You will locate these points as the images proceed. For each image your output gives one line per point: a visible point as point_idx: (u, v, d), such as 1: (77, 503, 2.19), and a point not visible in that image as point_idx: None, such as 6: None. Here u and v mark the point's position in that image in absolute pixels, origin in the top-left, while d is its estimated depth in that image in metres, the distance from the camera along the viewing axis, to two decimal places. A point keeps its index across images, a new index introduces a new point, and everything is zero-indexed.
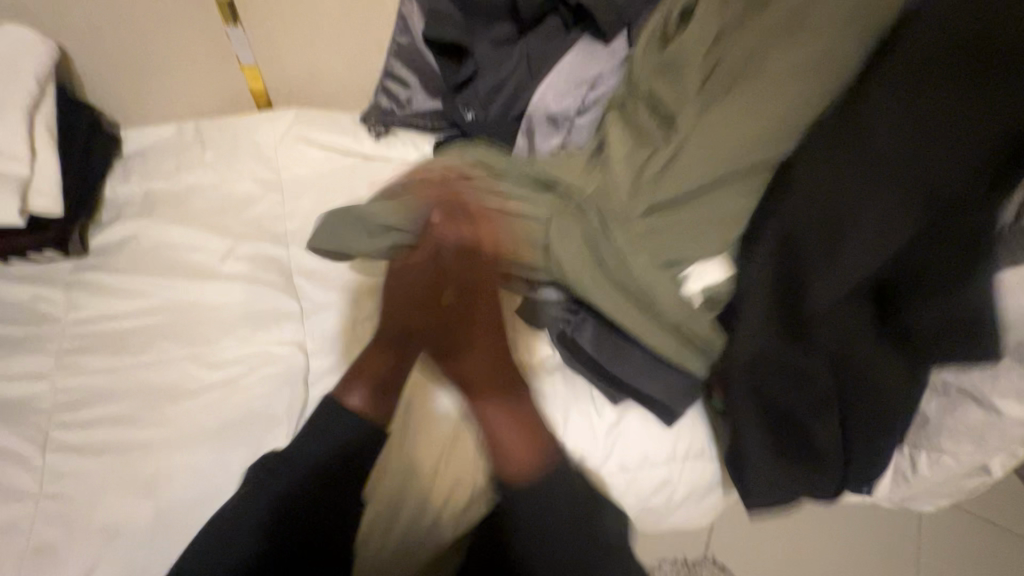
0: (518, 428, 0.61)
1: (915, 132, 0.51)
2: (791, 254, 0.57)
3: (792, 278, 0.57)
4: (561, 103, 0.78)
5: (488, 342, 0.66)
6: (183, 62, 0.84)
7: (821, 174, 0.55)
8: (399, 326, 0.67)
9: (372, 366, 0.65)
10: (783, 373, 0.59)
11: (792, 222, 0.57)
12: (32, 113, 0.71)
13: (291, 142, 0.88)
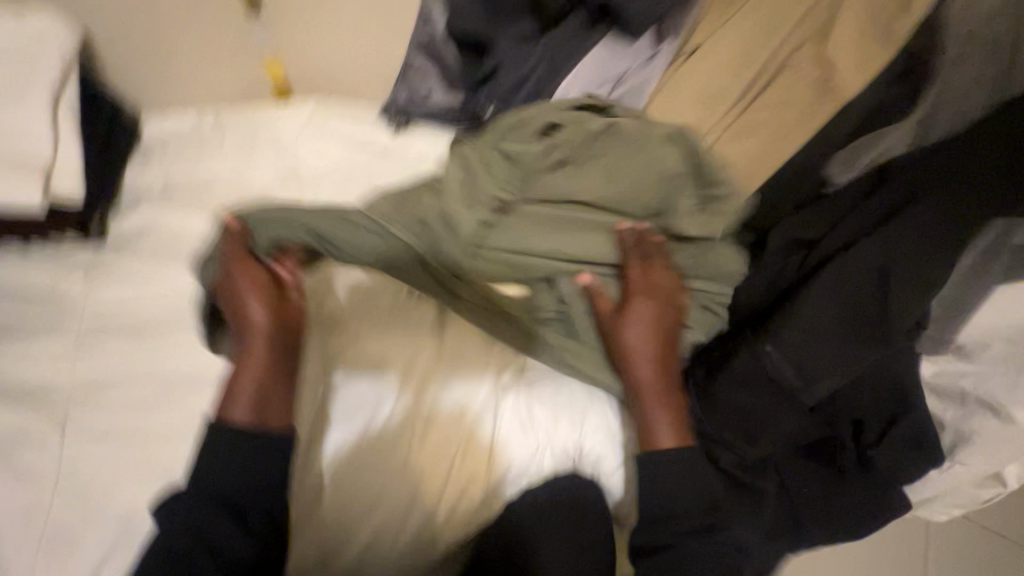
0: (670, 408, 0.59)
1: (856, 322, 0.57)
2: (739, 406, 0.61)
3: (755, 434, 0.62)
4: (583, 102, 0.71)
5: (644, 314, 0.61)
6: (204, 50, 0.84)
7: (772, 347, 0.59)
8: (257, 351, 0.56)
9: (249, 381, 0.54)
10: (753, 491, 0.64)
11: (737, 374, 0.61)
12: (55, 98, 0.71)
13: (311, 133, 0.88)
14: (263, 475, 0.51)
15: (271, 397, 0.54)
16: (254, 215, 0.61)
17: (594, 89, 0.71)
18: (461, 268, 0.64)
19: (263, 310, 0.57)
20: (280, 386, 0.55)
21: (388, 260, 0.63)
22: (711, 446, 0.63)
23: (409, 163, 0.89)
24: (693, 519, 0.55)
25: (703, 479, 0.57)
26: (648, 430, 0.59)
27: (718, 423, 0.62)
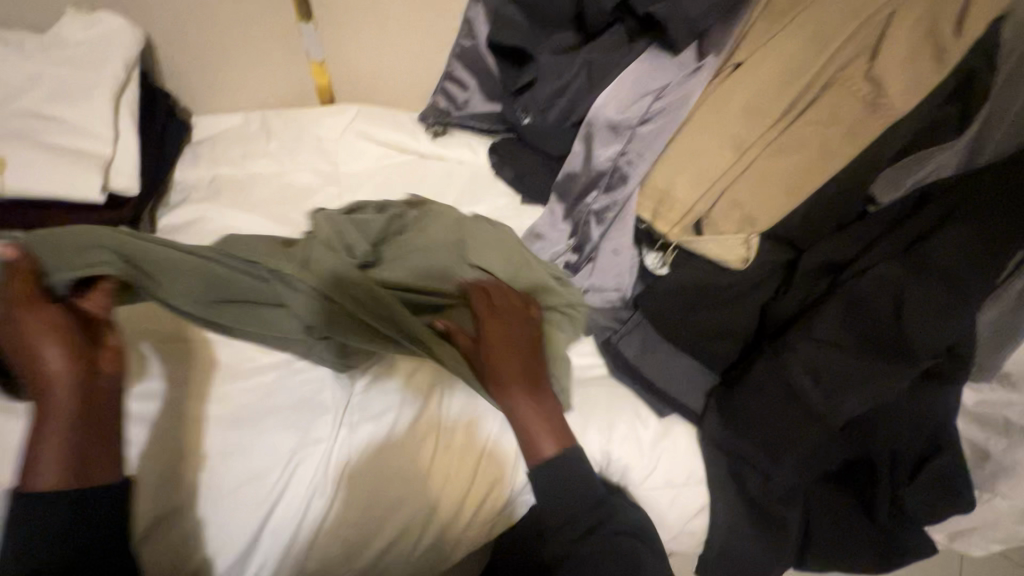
0: (539, 413, 0.61)
1: (871, 343, 0.55)
2: (763, 434, 0.59)
3: (775, 467, 0.59)
4: (621, 113, 0.69)
5: (498, 337, 0.62)
6: (255, 56, 0.88)
7: (793, 371, 0.57)
8: (67, 405, 0.49)
9: (49, 449, 0.47)
10: (774, 517, 0.62)
11: (763, 403, 0.59)
12: (118, 97, 0.75)
13: (352, 137, 0.91)
14: (71, 538, 0.46)
15: (85, 449, 0.48)
16: (41, 248, 0.56)
17: (633, 99, 0.68)
18: (291, 276, 0.63)
19: (62, 355, 0.49)
20: (100, 448, 0.49)
21: (204, 288, 0.63)
22: (736, 470, 0.61)
23: (446, 169, 0.91)
24: (576, 525, 0.58)
25: (585, 476, 0.59)
26: (531, 445, 0.60)
27: (751, 449, 0.59)
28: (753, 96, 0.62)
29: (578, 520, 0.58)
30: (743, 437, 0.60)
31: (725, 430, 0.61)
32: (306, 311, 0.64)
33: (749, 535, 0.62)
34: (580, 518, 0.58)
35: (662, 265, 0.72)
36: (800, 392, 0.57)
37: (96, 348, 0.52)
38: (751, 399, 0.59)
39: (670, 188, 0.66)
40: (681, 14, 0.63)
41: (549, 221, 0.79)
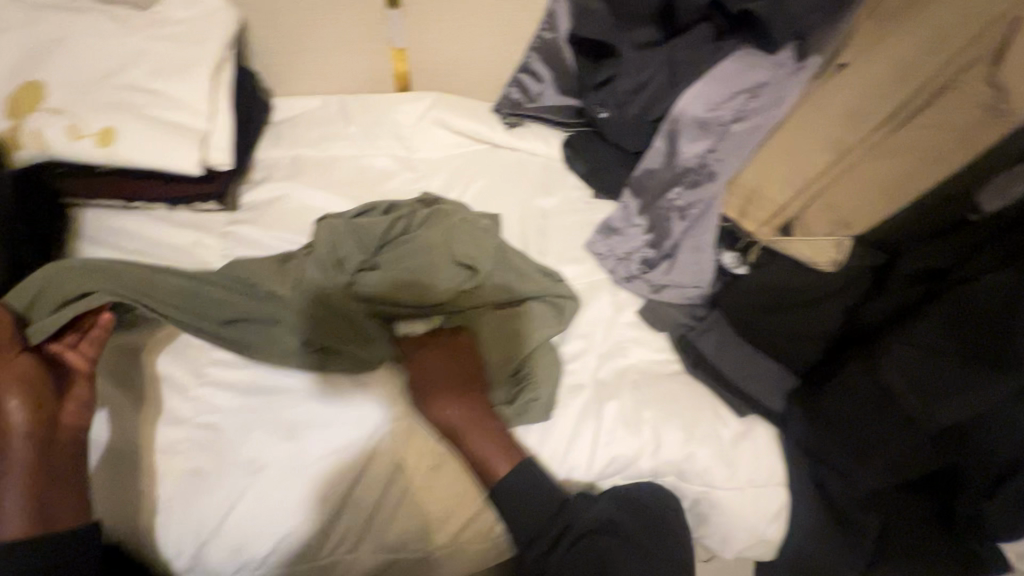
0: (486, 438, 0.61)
1: (968, 354, 0.51)
2: (838, 425, 0.60)
3: (849, 462, 0.59)
4: (712, 110, 0.69)
5: (432, 359, 0.65)
6: (340, 41, 0.90)
7: (880, 371, 0.56)
8: (17, 454, 0.55)
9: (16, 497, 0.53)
10: (849, 517, 0.62)
11: (850, 410, 0.59)
12: (217, 75, 0.77)
13: (428, 124, 0.92)
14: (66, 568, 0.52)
15: (56, 495, 0.54)
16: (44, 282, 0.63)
17: (725, 98, 0.68)
18: (269, 291, 0.68)
19: (21, 407, 0.56)
20: (52, 488, 0.55)
21: (194, 305, 0.67)
22: (815, 474, 0.63)
23: (519, 159, 0.92)
24: (553, 527, 0.59)
25: (540, 481, 0.60)
26: (487, 468, 0.60)
27: (836, 452, 0.60)
28: (858, 96, 0.60)
29: (554, 523, 0.59)
30: (816, 429, 0.61)
31: (801, 424, 0.63)
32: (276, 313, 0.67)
33: (821, 534, 0.63)
34: (555, 520, 0.59)
35: (741, 265, 0.72)
36: (884, 391, 0.56)
37: (59, 398, 0.59)
38: (830, 395, 0.60)
39: (761, 185, 0.67)
40: (786, 13, 0.63)
41: (623, 216, 0.80)
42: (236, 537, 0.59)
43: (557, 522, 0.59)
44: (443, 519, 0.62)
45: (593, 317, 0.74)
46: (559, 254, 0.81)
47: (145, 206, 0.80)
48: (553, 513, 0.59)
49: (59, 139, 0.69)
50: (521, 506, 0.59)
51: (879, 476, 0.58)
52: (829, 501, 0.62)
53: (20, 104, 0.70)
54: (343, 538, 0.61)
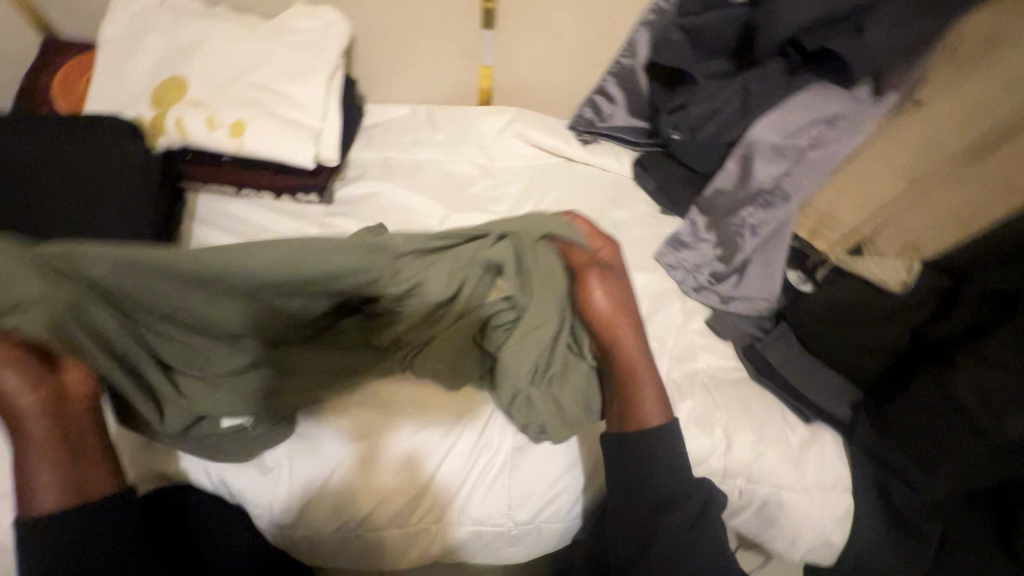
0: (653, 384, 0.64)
1: None
2: (903, 436, 0.63)
3: (914, 470, 0.63)
4: (787, 137, 0.75)
5: (601, 288, 0.65)
6: (435, 55, 0.97)
7: (946, 382, 0.60)
8: (35, 434, 0.52)
9: (45, 479, 0.51)
10: (911, 527, 0.64)
11: (918, 420, 0.62)
12: (330, 79, 0.85)
13: (509, 136, 0.99)
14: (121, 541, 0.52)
15: (83, 474, 0.53)
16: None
17: (801, 126, 0.74)
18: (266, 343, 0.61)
19: (20, 382, 0.51)
20: (80, 468, 0.53)
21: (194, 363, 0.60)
22: (880, 479, 0.67)
23: (592, 173, 0.97)
24: (688, 505, 0.60)
25: (679, 456, 0.62)
26: (639, 417, 0.64)
27: (903, 461, 0.63)
28: (930, 137, 0.66)
29: (682, 501, 0.61)
30: (880, 438, 0.65)
31: (867, 433, 0.67)
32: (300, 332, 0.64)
33: (882, 540, 0.66)
34: (672, 501, 0.61)
35: (806, 282, 0.78)
36: (953, 403, 0.59)
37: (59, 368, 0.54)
38: (897, 407, 0.64)
39: (834, 209, 0.72)
40: (868, 51, 0.69)
41: (692, 231, 0.85)
42: (335, 500, 0.64)
43: (696, 498, 0.61)
44: (523, 499, 0.67)
45: (664, 322, 0.79)
46: (631, 263, 0.85)
47: (252, 194, 0.86)
48: (692, 489, 0.62)
49: (198, 128, 0.79)
50: (656, 477, 0.61)
51: (944, 484, 0.61)
52: (893, 509, 0.66)
53: (166, 97, 0.80)
54: (430, 509, 0.66)
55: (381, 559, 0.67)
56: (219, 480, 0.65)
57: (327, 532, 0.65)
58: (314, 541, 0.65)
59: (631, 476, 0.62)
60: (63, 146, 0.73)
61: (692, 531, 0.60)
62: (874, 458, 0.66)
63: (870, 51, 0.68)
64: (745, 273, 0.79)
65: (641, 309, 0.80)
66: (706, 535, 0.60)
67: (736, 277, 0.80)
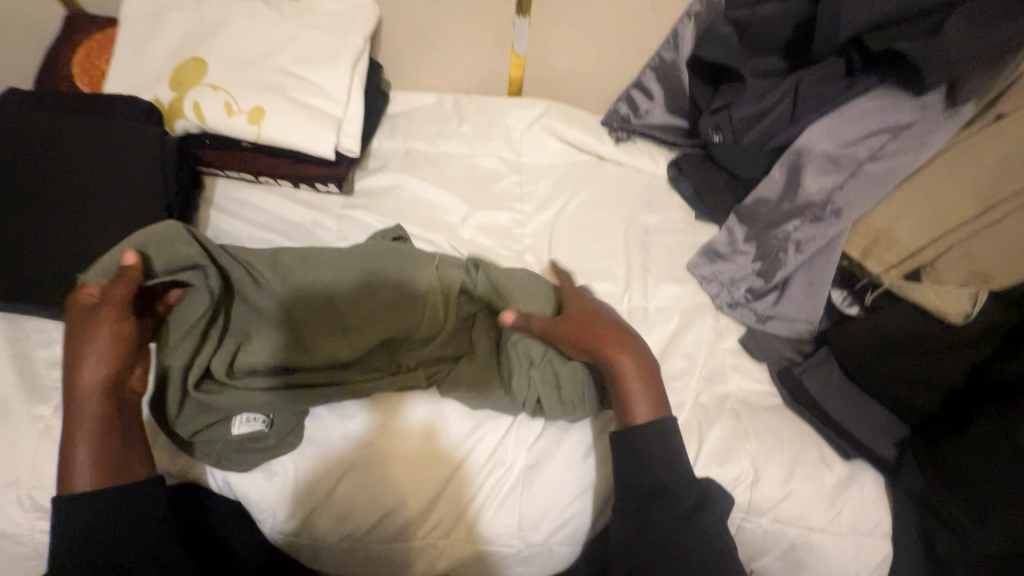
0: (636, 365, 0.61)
1: None
2: (956, 479, 0.59)
3: (967, 517, 0.58)
4: (844, 147, 0.69)
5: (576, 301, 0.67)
6: (465, 41, 0.92)
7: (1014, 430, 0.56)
8: (88, 409, 0.54)
9: (83, 454, 0.52)
10: None
11: (981, 468, 0.58)
12: (354, 65, 0.81)
13: (539, 131, 0.94)
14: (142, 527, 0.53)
15: (122, 460, 0.54)
16: (149, 243, 0.60)
17: (861, 137, 0.69)
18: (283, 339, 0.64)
19: (104, 360, 0.54)
20: (125, 450, 0.54)
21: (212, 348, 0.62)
22: (923, 524, 0.62)
23: (624, 173, 0.92)
24: (678, 503, 0.57)
25: (675, 452, 0.58)
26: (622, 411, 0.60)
27: (956, 509, 0.59)
28: (1003, 161, 0.63)
29: (673, 497, 0.57)
30: (927, 479, 0.61)
31: (914, 473, 0.62)
32: (350, 350, 0.64)
33: None
34: (663, 497, 0.57)
35: (852, 305, 0.72)
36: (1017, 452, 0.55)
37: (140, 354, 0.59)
38: (953, 450, 0.60)
39: (890, 229, 0.67)
40: (941, 55, 0.62)
41: (728, 242, 0.79)
42: (342, 510, 0.62)
43: (688, 496, 0.57)
44: (536, 521, 0.64)
45: (695, 339, 0.74)
46: (661, 272, 0.80)
47: (271, 182, 0.84)
48: (683, 487, 0.58)
49: (216, 114, 0.76)
50: (637, 475, 0.58)
51: (998, 538, 0.56)
52: (938, 559, 0.60)
53: (186, 79, 0.77)
54: (438, 524, 0.64)
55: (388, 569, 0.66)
56: (224, 482, 0.63)
57: (335, 540, 0.63)
58: (322, 547, 0.64)
59: (623, 479, 0.59)
60: (80, 129, 0.71)
61: (687, 532, 0.56)
62: (920, 501, 0.62)
63: (944, 56, 0.62)
64: (785, 291, 0.74)
65: (671, 324, 0.76)
66: (702, 534, 0.56)
67: (774, 294, 0.75)
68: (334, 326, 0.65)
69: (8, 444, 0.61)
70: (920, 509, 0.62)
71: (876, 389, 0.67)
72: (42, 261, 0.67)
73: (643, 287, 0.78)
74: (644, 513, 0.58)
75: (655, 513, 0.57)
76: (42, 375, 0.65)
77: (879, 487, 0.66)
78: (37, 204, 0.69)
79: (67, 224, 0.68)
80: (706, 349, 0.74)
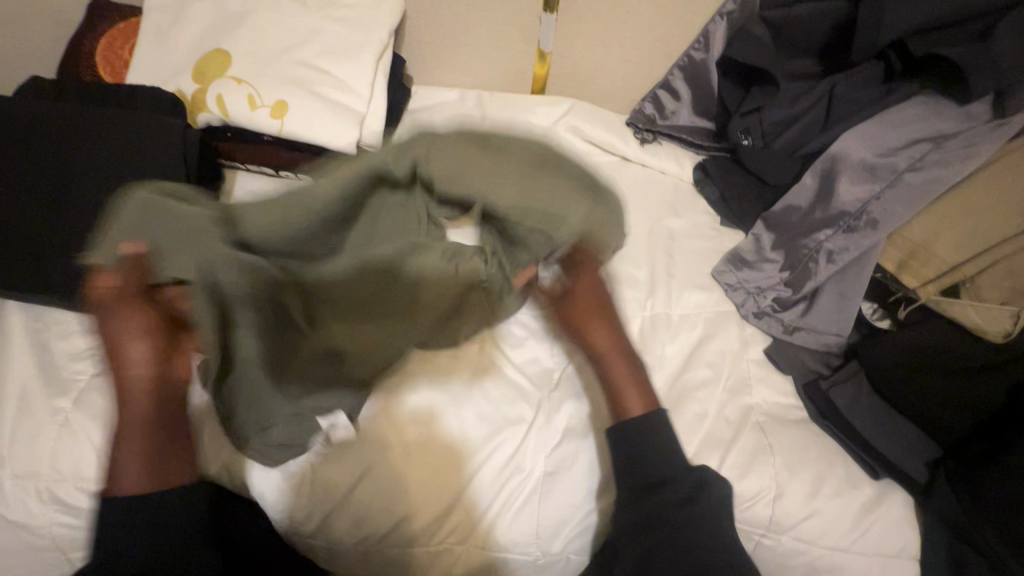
0: (621, 361, 0.65)
1: None
2: (992, 503, 0.58)
3: (1004, 542, 0.57)
4: (882, 156, 0.67)
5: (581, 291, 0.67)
6: (490, 37, 0.90)
7: None
8: (137, 407, 0.58)
9: (134, 460, 0.56)
10: None
11: (1012, 493, 0.57)
12: (379, 59, 0.80)
13: (562, 130, 0.92)
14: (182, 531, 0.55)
15: (166, 463, 0.57)
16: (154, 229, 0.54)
17: (900, 145, 0.66)
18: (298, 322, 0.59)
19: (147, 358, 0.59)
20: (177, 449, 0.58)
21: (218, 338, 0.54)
22: (955, 547, 0.60)
23: (648, 176, 0.90)
24: (676, 489, 0.58)
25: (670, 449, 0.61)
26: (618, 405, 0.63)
27: (986, 532, 0.58)
28: None
29: (670, 484, 0.59)
30: (960, 501, 0.59)
31: (945, 494, 0.60)
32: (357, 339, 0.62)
33: None
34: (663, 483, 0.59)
35: (884, 319, 0.71)
36: None
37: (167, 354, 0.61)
38: (990, 473, 0.58)
39: (928, 242, 0.65)
40: (990, 62, 0.61)
41: (755, 248, 0.77)
42: (358, 513, 0.62)
43: (688, 483, 0.59)
44: (554, 531, 0.63)
45: (719, 349, 0.73)
46: (685, 279, 0.78)
47: (292, 176, 0.83)
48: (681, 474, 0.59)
49: (239, 106, 0.75)
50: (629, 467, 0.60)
51: None
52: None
53: (208, 70, 0.77)
54: (454, 530, 0.63)
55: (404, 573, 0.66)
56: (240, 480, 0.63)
57: (351, 542, 0.63)
58: (337, 549, 0.64)
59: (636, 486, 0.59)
60: (104, 120, 0.71)
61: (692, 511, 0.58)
62: (953, 525, 0.60)
63: (993, 64, 0.61)
64: (814, 302, 0.72)
65: (695, 332, 0.74)
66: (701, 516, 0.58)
67: (801, 305, 0.74)
68: (354, 309, 0.60)
69: (28, 438, 0.61)
70: (953, 533, 0.60)
71: (906, 407, 0.65)
72: (64, 254, 0.66)
73: (666, 294, 0.76)
74: (651, 503, 0.58)
75: (660, 504, 0.58)
76: (61, 368, 0.65)
77: (908, 506, 0.64)
78: (60, 196, 0.68)
79: (90, 216, 0.68)
80: (730, 360, 0.72)
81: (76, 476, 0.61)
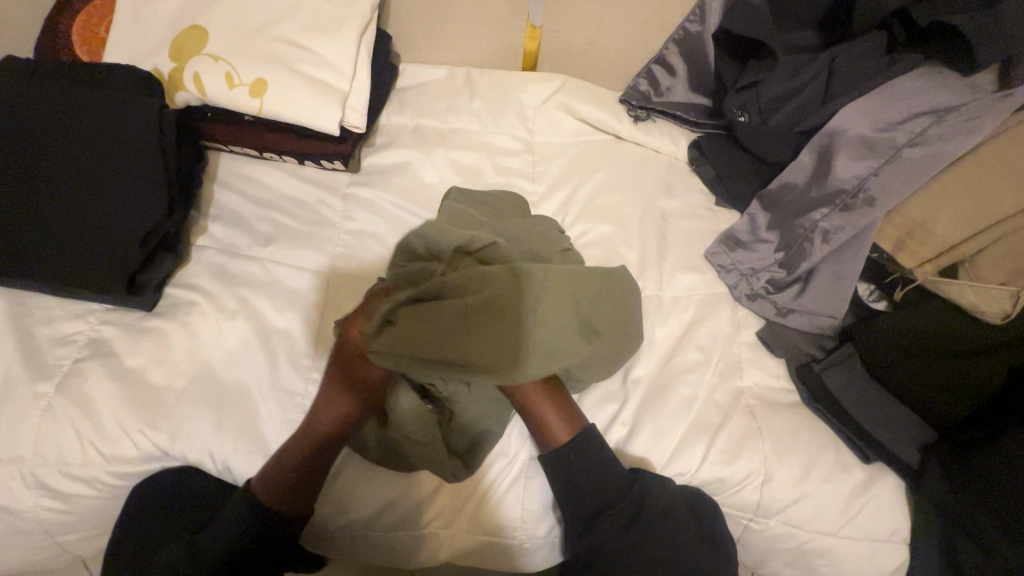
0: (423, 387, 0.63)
1: None
2: (977, 487, 0.57)
3: (987, 521, 0.56)
4: (882, 130, 0.65)
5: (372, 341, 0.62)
6: (479, 10, 0.87)
7: None
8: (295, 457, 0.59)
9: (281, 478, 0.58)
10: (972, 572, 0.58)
11: (1002, 480, 0.56)
12: (363, 36, 0.78)
13: (553, 107, 0.89)
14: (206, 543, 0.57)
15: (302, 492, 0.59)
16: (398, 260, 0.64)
17: (901, 118, 0.64)
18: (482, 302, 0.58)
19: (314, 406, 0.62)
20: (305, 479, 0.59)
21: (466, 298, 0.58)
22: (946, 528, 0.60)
23: (642, 154, 0.87)
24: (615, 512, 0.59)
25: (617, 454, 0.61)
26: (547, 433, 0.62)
27: (975, 516, 0.57)
28: None
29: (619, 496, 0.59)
30: (937, 485, 0.59)
31: (932, 480, 0.60)
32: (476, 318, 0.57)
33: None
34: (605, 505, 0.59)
35: (880, 300, 0.69)
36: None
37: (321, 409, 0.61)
38: (974, 462, 0.57)
39: (928, 221, 0.63)
40: (999, 31, 0.59)
41: (750, 229, 0.75)
42: (342, 496, 0.62)
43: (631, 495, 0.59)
44: (539, 515, 0.63)
45: (711, 332, 0.71)
46: (677, 262, 0.76)
47: (276, 158, 0.81)
48: (620, 495, 0.59)
49: (218, 86, 0.73)
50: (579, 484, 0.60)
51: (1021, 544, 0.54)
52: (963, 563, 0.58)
53: (185, 48, 0.75)
54: (441, 514, 0.63)
55: (391, 556, 0.66)
56: (224, 467, 0.63)
57: (333, 526, 0.63)
58: (321, 532, 0.64)
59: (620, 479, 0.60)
60: (79, 101, 0.69)
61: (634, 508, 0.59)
62: (931, 498, 0.60)
63: (999, 30, 0.58)
64: (809, 284, 0.71)
65: (686, 316, 0.72)
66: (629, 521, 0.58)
67: (796, 286, 0.72)
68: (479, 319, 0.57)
69: (10, 422, 0.61)
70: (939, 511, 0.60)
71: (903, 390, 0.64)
72: (42, 236, 0.65)
73: (657, 277, 0.75)
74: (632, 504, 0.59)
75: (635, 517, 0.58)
76: (43, 352, 0.65)
77: (899, 487, 0.64)
78: (37, 178, 0.67)
79: (68, 198, 0.67)
80: (722, 342, 0.71)
81: (58, 461, 0.61)
